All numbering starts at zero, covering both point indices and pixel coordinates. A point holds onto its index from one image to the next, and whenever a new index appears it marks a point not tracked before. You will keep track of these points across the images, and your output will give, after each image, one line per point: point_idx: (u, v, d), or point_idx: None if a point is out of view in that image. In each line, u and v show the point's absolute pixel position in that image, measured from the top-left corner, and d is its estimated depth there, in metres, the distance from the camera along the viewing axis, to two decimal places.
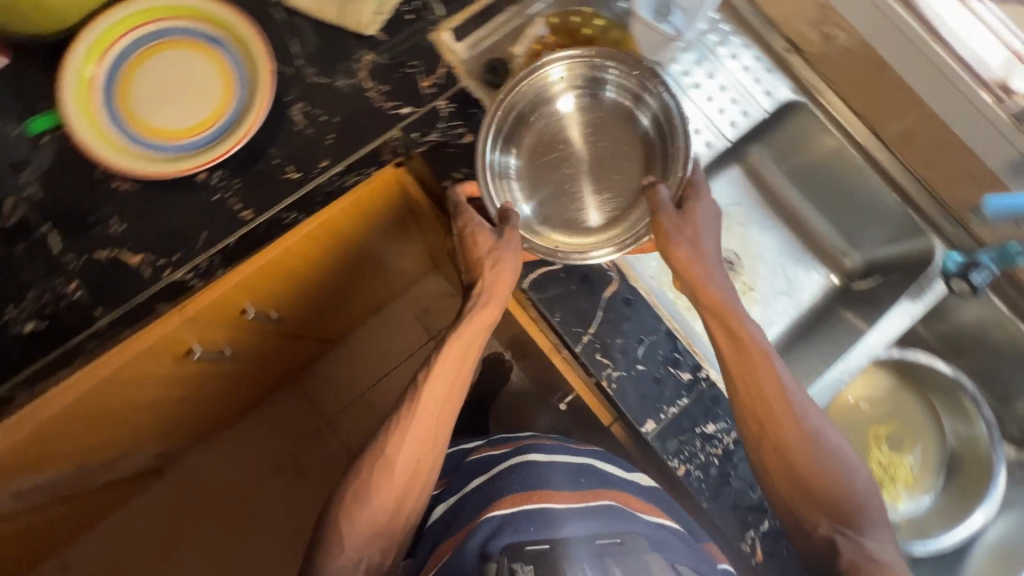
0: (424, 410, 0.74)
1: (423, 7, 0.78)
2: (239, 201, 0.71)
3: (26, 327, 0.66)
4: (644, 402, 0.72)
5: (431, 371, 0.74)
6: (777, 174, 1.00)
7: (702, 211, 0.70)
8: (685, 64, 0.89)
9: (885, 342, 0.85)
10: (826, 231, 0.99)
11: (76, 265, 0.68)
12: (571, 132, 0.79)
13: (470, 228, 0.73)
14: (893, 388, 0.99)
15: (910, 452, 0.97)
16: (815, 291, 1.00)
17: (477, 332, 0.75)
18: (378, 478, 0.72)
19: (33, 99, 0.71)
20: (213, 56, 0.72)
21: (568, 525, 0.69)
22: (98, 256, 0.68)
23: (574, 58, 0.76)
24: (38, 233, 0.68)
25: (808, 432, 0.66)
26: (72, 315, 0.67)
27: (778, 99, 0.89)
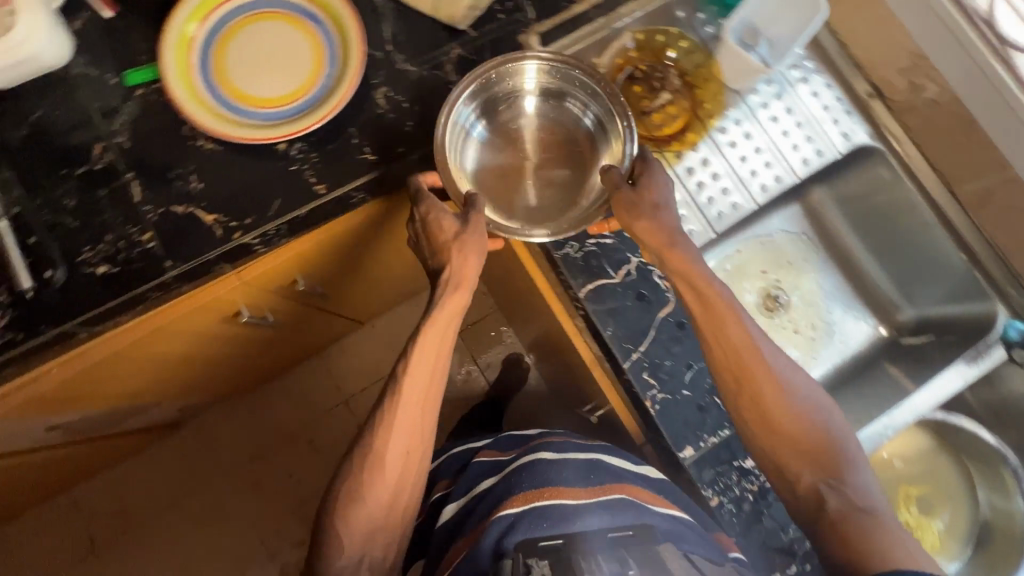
0: (406, 406, 0.74)
1: (516, 8, 0.79)
2: (315, 176, 0.72)
3: (98, 269, 0.68)
4: (685, 427, 0.72)
5: (406, 363, 0.74)
6: (837, 217, 0.97)
7: (656, 185, 0.71)
8: (764, 94, 0.88)
9: (933, 403, 0.85)
10: (880, 282, 0.97)
11: (154, 216, 0.70)
12: (528, 133, 0.80)
13: (432, 215, 0.72)
14: (929, 449, 0.97)
15: (939, 516, 0.94)
16: (860, 340, 0.97)
17: (446, 320, 0.75)
18: (370, 478, 0.72)
19: (135, 53, 0.73)
20: (308, 32, 0.74)
21: (582, 520, 0.66)
22: (175, 211, 0.70)
23: (545, 61, 0.76)
24: (123, 180, 0.71)
25: (787, 394, 0.67)
26: (143, 263, 0.69)
27: (854, 142, 0.90)
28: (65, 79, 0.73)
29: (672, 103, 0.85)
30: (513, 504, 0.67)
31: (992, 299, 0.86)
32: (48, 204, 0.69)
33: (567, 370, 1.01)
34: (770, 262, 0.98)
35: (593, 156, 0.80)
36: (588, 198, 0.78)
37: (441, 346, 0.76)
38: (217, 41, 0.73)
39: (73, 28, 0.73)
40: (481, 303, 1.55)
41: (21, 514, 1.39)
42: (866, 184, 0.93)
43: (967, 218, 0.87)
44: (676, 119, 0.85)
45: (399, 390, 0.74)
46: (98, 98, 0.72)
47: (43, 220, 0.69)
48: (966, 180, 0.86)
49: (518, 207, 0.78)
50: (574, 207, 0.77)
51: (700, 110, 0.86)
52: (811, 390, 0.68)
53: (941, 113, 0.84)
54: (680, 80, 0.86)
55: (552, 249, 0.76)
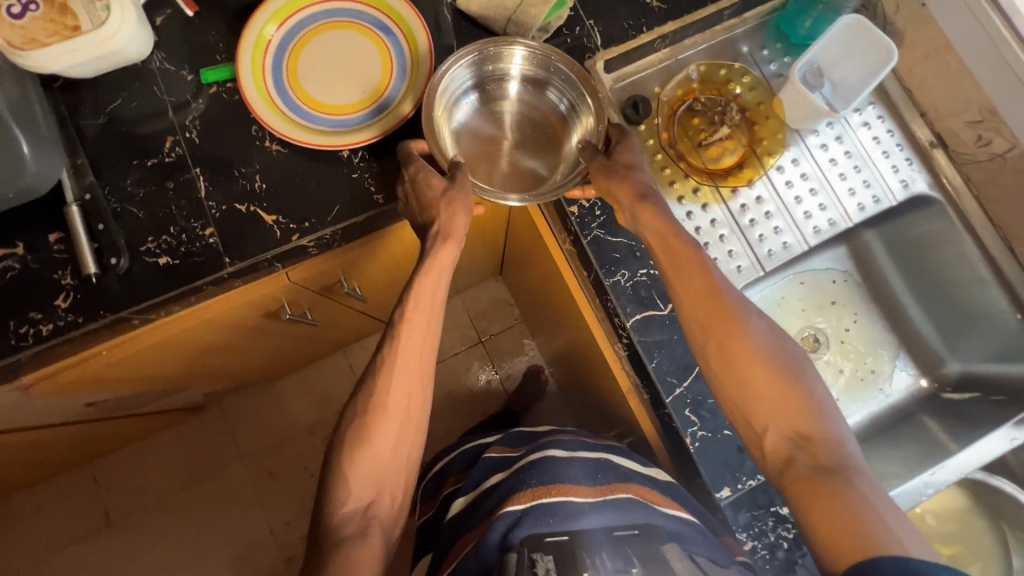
0: (401, 355, 0.73)
1: (584, 34, 0.80)
2: (374, 184, 0.73)
3: (160, 260, 0.70)
4: (723, 468, 0.71)
5: (399, 315, 0.72)
6: (885, 262, 0.96)
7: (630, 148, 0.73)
8: (824, 135, 0.88)
9: (975, 465, 0.83)
10: (925, 331, 0.95)
11: (216, 212, 0.71)
12: (507, 117, 0.81)
13: (420, 174, 0.69)
14: (964, 508, 0.94)
15: None
16: (900, 390, 0.95)
17: (438, 271, 0.73)
18: (371, 427, 0.71)
19: (212, 52, 0.75)
20: (381, 44, 0.75)
21: (589, 518, 0.65)
22: (237, 208, 0.72)
23: (532, 48, 0.75)
24: (189, 175, 0.72)
25: (765, 354, 0.66)
26: (202, 257, 0.71)
27: (912, 191, 0.89)
28: (143, 72, 0.75)
29: (730, 137, 0.85)
30: (523, 500, 0.67)
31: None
32: (116, 192, 0.71)
33: (596, 391, 1.01)
34: (813, 300, 0.96)
35: (566, 137, 0.80)
36: (560, 173, 0.78)
37: (433, 297, 0.74)
38: (290, 45, 0.74)
39: (155, 24, 0.76)
40: (507, 313, 1.55)
41: (44, 481, 1.42)
42: (921, 235, 0.91)
43: None
44: (732, 154, 0.85)
45: (393, 341, 0.73)
46: (172, 93, 0.74)
47: (110, 207, 0.71)
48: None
49: (494, 183, 0.78)
50: (544, 184, 0.77)
51: (758, 146, 0.85)
52: (784, 348, 0.67)
53: (1007, 169, 0.82)
54: (740, 115, 0.85)
55: (603, 276, 0.76)
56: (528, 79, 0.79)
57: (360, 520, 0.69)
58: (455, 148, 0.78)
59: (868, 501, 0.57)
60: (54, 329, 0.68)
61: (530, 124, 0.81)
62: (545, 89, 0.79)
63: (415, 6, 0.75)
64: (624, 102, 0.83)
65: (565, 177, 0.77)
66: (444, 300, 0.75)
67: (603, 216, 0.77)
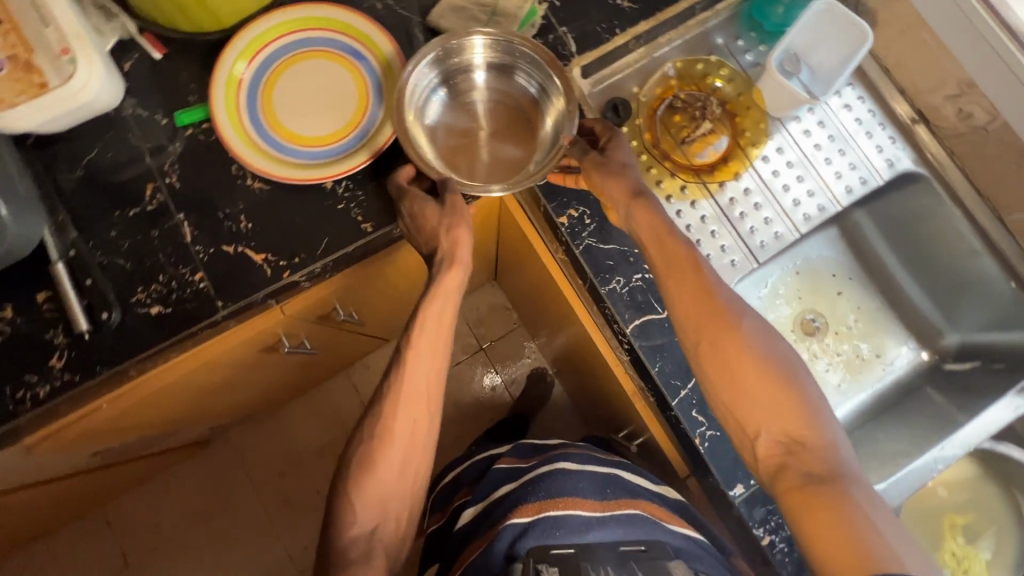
0: (406, 382, 0.72)
1: (558, 41, 0.80)
2: (362, 213, 0.73)
3: (152, 310, 0.69)
4: (734, 465, 0.72)
5: (407, 343, 0.72)
6: (878, 241, 0.96)
7: (617, 154, 0.73)
8: (806, 121, 0.88)
9: (981, 436, 0.84)
10: (922, 306, 0.95)
11: (204, 256, 0.71)
12: (480, 108, 0.78)
13: (415, 205, 0.70)
14: (976, 476, 0.95)
15: (987, 546, 0.92)
16: (903, 366, 0.95)
17: (444, 297, 0.72)
18: (375, 454, 0.71)
19: (184, 92, 0.75)
20: (355, 70, 0.75)
21: (596, 533, 0.67)
22: (225, 250, 0.71)
23: (492, 36, 0.74)
24: (173, 221, 0.71)
25: (760, 358, 0.64)
26: (194, 303, 0.70)
27: (898, 170, 0.89)
28: (116, 120, 0.74)
29: (712, 132, 0.85)
30: (527, 512, 0.68)
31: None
32: (101, 245, 0.71)
33: (601, 392, 1.01)
34: (810, 286, 0.97)
35: (542, 121, 0.77)
36: (540, 157, 0.75)
37: (440, 324, 0.73)
38: (263, 81, 0.73)
39: (124, 69, 0.75)
40: (506, 318, 1.55)
41: (57, 531, 1.41)
42: (912, 212, 0.91)
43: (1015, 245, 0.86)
44: (717, 147, 0.85)
45: (399, 369, 0.72)
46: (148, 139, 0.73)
47: (96, 260, 0.70)
48: (1016, 207, 0.84)
49: (475, 175, 0.75)
50: (525, 170, 0.74)
51: (741, 138, 0.85)
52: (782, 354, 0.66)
53: (990, 141, 0.82)
54: (721, 108, 0.85)
55: (598, 285, 0.76)
56: (495, 67, 0.77)
57: (365, 543, 0.69)
58: (430, 144, 0.75)
59: (866, 517, 0.56)
60: (52, 391, 0.68)
61: (505, 113, 0.78)
62: (513, 75, 0.77)
63: (385, 29, 0.75)
64: (604, 104, 0.83)
65: (546, 159, 0.73)
66: (450, 327, 0.75)
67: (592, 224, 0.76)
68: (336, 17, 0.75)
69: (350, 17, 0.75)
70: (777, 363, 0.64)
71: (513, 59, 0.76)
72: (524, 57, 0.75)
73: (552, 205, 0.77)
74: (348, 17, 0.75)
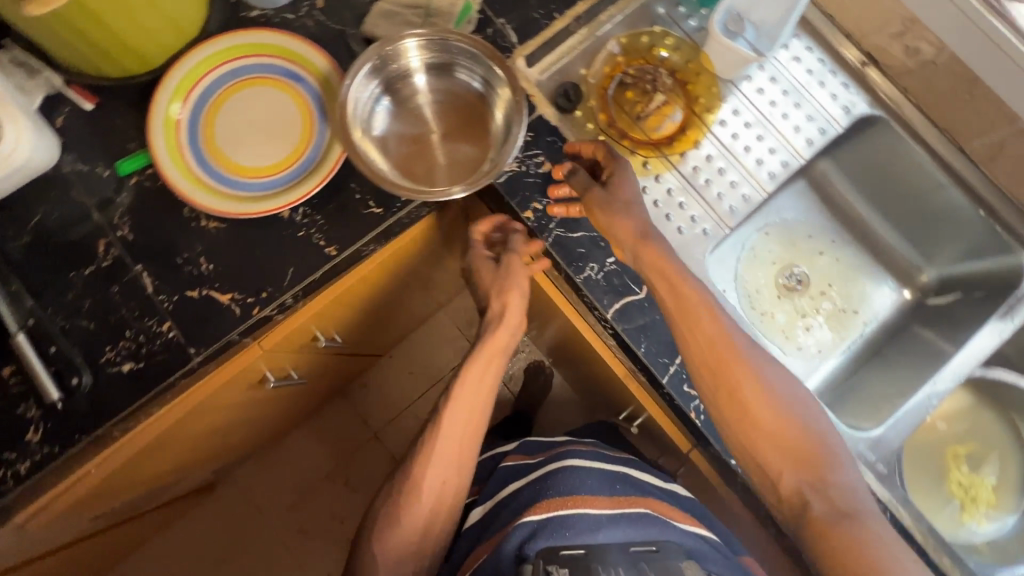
0: (448, 434, 0.74)
1: (497, 34, 0.79)
2: (323, 237, 0.71)
3: (124, 368, 0.68)
4: None
5: (449, 398, 0.76)
6: (846, 188, 0.97)
7: (625, 187, 0.74)
8: (758, 79, 0.87)
9: (970, 364, 0.85)
10: (898, 246, 0.96)
11: (168, 304, 0.69)
12: (428, 111, 0.76)
13: (475, 263, 0.80)
14: (971, 405, 0.96)
15: (990, 471, 0.93)
16: (886, 308, 0.96)
17: (491, 355, 0.78)
18: (406, 503, 0.72)
19: (123, 140, 0.72)
20: (293, 92, 0.73)
21: (605, 532, 0.66)
22: (190, 295, 0.69)
23: (424, 37, 0.72)
24: (131, 274, 0.69)
25: (770, 392, 0.66)
26: (166, 354, 0.68)
27: (856, 115, 0.89)
28: (56, 179, 0.71)
29: (666, 103, 0.84)
30: (539, 510, 0.68)
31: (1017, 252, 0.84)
32: (61, 309, 0.68)
33: (595, 378, 1.00)
34: (786, 245, 0.96)
35: (492, 114, 0.75)
36: (495, 152, 0.74)
37: (484, 380, 0.78)
38: (202, 116, 0.71)
39: (58, 125, 0.72)
40: None
41: None
42: (875, 155, 0.91)
43: (980, 173, 0.86)
44: (673, 119, 0.84)
45: (438, 424, 0.75)
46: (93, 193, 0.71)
47: (58, 326, 0.68)
48: (974, 136, 0.84)
49: (435, 181, 0.74)
50: (483, 168, 0.73)
51: (696, 105, 0.84)
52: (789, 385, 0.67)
53: (940, 73, 0.82)
54: (671, 78, 0.84)
55: (572, 274, 0.74)
56: (435, 67, 0.75)
57: None
58: (383, 156, 0.74)
59: (884, 546, 0.58)
60: (32, 466, 0.66)
61: (454, 111, 0.76)
62: (454, 72, 0.75)
63: (317, 45, 0.73)
64: (554, 90, 0.81)
65: (502, 152, 0.72)
66: (493, 382, 0.79)
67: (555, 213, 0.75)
68: (265, 41, 0.73)
69: (278, 38, 0.73)
70: (786, 393, 0.66)
71: (451, 57, 0.74)
72: (460, 53, 0.74)
73: (516, 201, 0.75)
74: (277, 40, 0.73)
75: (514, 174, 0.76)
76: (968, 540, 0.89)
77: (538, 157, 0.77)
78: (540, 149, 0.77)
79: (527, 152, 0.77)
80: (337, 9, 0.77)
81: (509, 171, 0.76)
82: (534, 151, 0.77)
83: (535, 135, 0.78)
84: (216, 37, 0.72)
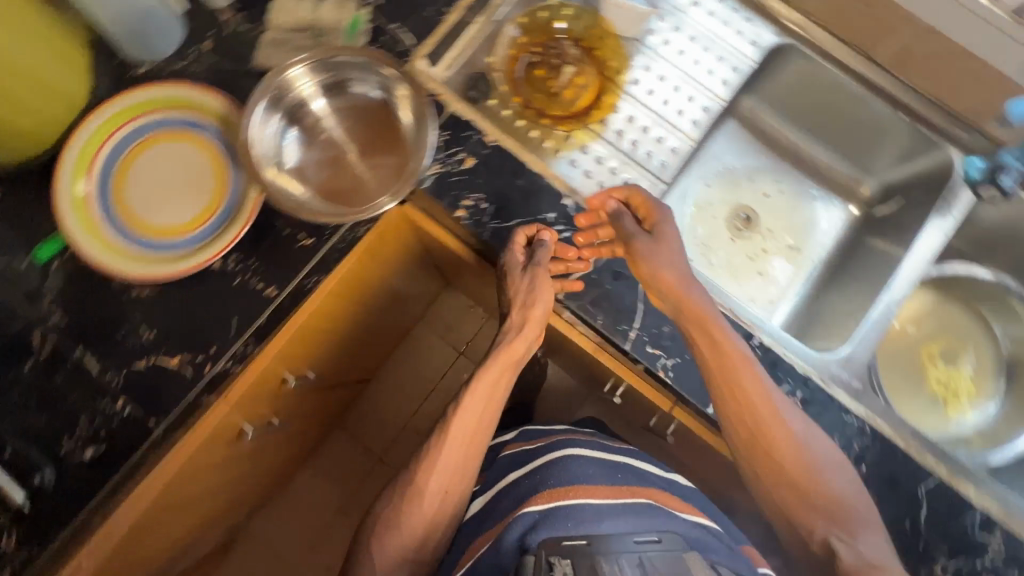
0: (456, 439, 0.74)
1: (392, 40, 0.77)
2: (260, 280, 0.70)
3: (86, 454, 0.66)
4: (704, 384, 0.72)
5: (459, 406, 0.75)
6: (773, 119, 0.98)
7: (669, 237, 0.75)
8: (661, 32, 0.89)
9: (921, 266, 0.83)
10: (836, 164, 0.98)
11: (118, 380, 0.67)
12: (337, 133, 0.75)
13: (506, 265, 0.73)
14: (934, 303, 0.98)
15: (966, 361, 0.95)
16: (837, 226, 0.98)
17: (504, 368, 0.76)
18: (405, 510, 0.71)
19: (37, 227, 0.70)
20: (197, 140, 0.71)
21: (608, 522, 0.65)
22: (138, 367, 0.68)
23: (308, 62, 0.72)
24: (74, 358, 0.68)
25: (799, 439, 0.66)
26: (127, 431, 0.67)
27: (763, 46, 0.90)
28: None
29: (577, 74, 0.84)
30: (539, 500, 0.69)
31: (943, 146, 0.85)
32: (10, 410, 0.67)
33: (574, 359, 1.00)
34: (729, 189, 0.97)
35: (400, 121, 0.75)
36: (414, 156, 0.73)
37: (496, 389, 0.77)
38: (113, 186, 0.69)
39: None
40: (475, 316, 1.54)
41: None
42: (792, 81, 0.92)
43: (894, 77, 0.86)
44: (588, 87, 0.84)
45: (445, 431, 0.74)
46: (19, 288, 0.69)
47: (11, 427, 0.66)
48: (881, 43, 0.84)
49: (362, 198, 0.72)
50: (406, 174, 0.72)
51: (608, 70, 0.85)
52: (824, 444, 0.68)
53: None
54: (577, 48, 0.85)
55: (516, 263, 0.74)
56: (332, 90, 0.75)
57: None
58: (302, 186, 0.72)
59: None
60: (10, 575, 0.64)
61: (363, 127, 0.75)
62: (352, 89, 0.75)
63: (208, 88, 0.72)
64: (464, 83, 0.80)
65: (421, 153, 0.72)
66: (504, 391, 0.78)
67: (490, 204, 0.74)
68: (154, 97, 0.71)
69: (167, 91, 0.72)
70: (820, 447, 0.67)
71: (344, 76, 0.74)
72: (352, 70, 0.74)
73: (445, 203, 0.73)
74: (166, 93, 0.71)
75: (438, 175, 0.74)
76: (959, 434, 0.90)
77: (458, 153, 0.75)
78: (460, 145, 0.76)
79: (446, 150, 0.75)
80: (226, 48, 0.75)
81: (432, 173, 0.74)
82: (453, 148, 0.76)
83: (451, 134, 0.76)
84: (101, 106, 0.70)
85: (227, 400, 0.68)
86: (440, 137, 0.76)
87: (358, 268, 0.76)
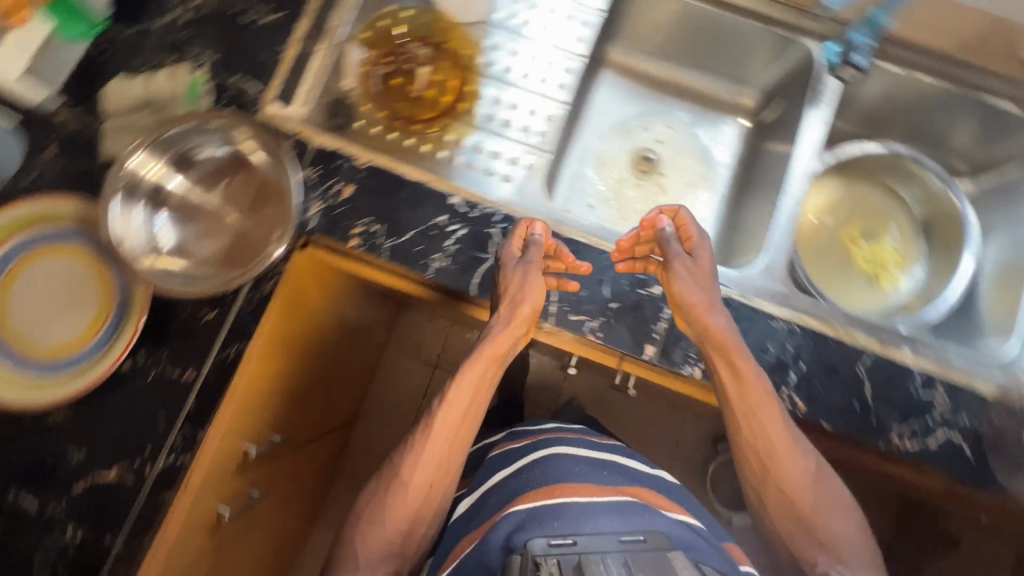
0: (441, 429, 0.73)
1: (239, 92, 0.77)
2: (176, 366, 0.70)
3: None
4: (635, 334, 0.74)
5: (444, 399, 0.74)
6: (643, 59, 0.99)
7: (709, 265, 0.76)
8: (506, 8, 0.89)
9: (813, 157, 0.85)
10: (714, 84, 1.00)
11: (61, 510, 0.66)
12: (206, 200, 0.75)
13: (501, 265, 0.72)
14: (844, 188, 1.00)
15: (887, 234, 0.99)
16: (734, 144, 1.00)
17: (489, 363, 0.75)
18: (385, 509, 0.70)
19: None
20: (69, 249, 0.70)
21: (592, 522, 0.62)
22: (78, 489, 0.66)
23: (144, 146, 0.71)
24: (9, 502, 0.66)
25: (809, 476, 0.67)
26: (86, 555, 0.65)
27: None
28: None
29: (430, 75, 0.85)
30: (524, 499, 0.68)
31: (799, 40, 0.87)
32: None
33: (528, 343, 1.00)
34: (625, 139, 0.99)
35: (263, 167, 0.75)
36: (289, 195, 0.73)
37: (481, 384, 0.75)
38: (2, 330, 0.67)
39: None
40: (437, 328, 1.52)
41: None
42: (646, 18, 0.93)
43: None
44: (448, 82, 0.86)
45: (428, 426, 0.73)
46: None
47: None
48: None
49: (254, 250, 0.72)
50: (286, 214, 0.72)
51: (463, 59, 0.87)
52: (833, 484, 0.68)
53: None
54: (426, 46, 0.87)
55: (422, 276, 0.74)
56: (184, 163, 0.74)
57: None
58: (191, 260, 0.72)
59: None
60: None
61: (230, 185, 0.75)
62: (202, 156, 0.75)
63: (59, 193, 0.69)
64: (324, 113, 0.80)
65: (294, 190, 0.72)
66: (491, 388, 0.77)
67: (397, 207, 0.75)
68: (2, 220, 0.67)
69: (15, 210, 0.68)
70: (831, 492, 0.68)
71: (187, 145, 0.74)
72: (193, 137, 0.74)
73: (337, 236, 0.73)
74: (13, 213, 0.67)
75: (321, 211, 0.73)
76: (895, 304, 0.94)
77: (335, 185, 0.75)
78: (335, 176, 0.75)
79: (323, 186, 0.75)
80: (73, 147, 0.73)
81: (314, 212, 0.73)
82: (329, 182, 0.75)
83: (322, 168, 0.75)
84: None
85: (187, 493, 0.68)
86: (312, 175, 0.75)
87: (287, 317, 0.76)
